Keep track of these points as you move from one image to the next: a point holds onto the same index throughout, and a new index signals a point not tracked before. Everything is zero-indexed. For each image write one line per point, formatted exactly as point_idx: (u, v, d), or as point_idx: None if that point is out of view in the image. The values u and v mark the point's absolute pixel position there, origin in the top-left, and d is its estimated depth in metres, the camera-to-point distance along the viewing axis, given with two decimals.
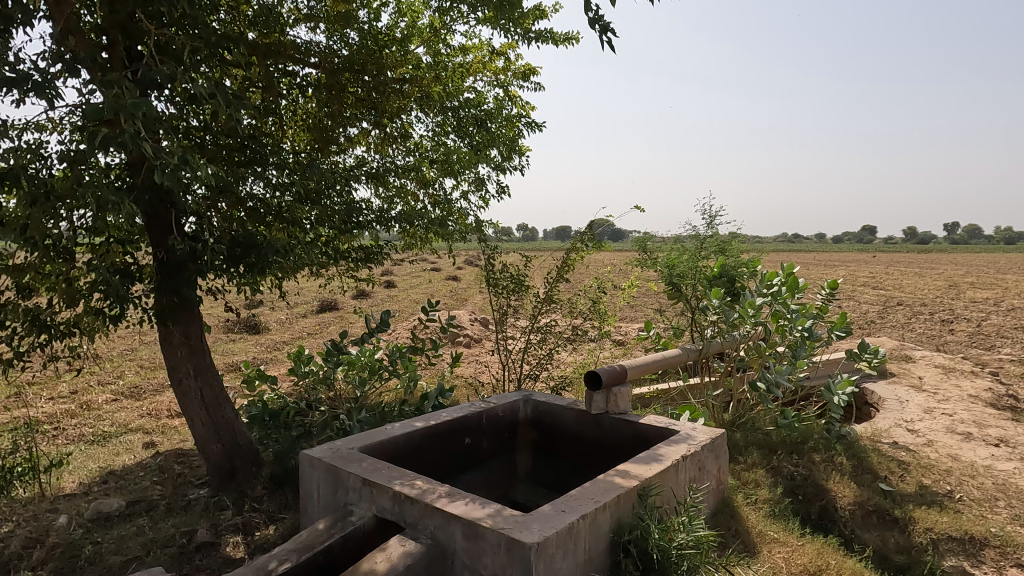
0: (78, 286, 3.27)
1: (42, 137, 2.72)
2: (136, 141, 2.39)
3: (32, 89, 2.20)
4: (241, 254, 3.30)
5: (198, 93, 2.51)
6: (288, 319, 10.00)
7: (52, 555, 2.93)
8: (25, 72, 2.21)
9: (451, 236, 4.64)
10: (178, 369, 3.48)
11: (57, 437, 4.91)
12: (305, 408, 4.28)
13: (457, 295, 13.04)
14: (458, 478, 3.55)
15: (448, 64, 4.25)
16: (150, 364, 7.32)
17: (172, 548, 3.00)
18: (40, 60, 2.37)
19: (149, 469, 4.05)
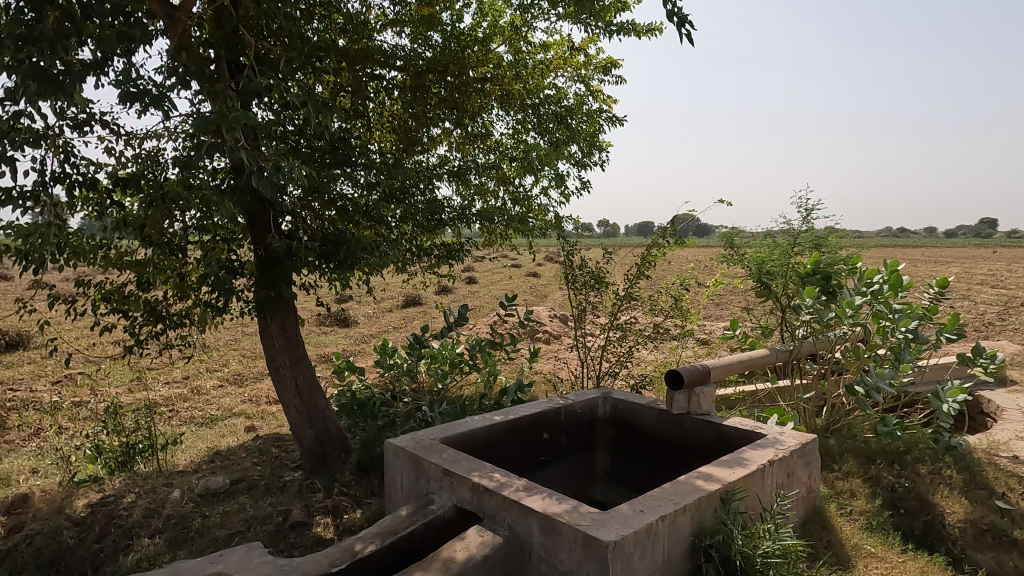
0: (189, 281, 3.57)
1: (160, 145, 3.00)
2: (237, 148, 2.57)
3: (152, 102, 2.42)
4: (331, 251, 3.47)
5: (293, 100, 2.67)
6: (375, 314, 10.44)
7: (167, 525, 3.23)
8: (144, 86, 2.43)
9: (530, 232, 4.64)
10: (275, 359, 3.73)
11: (172, 418, 5.38)
12: (389, 399, 4.45)
13: (538, 292, 13.08)
14: (537, 471, 3.59)
15: (529, 62, 4.27)
16: (252, 353, 7.87)
17: (269, 525, 3.21)
18: (158, 75, 2.60)
19: (250, 450, 4.35)
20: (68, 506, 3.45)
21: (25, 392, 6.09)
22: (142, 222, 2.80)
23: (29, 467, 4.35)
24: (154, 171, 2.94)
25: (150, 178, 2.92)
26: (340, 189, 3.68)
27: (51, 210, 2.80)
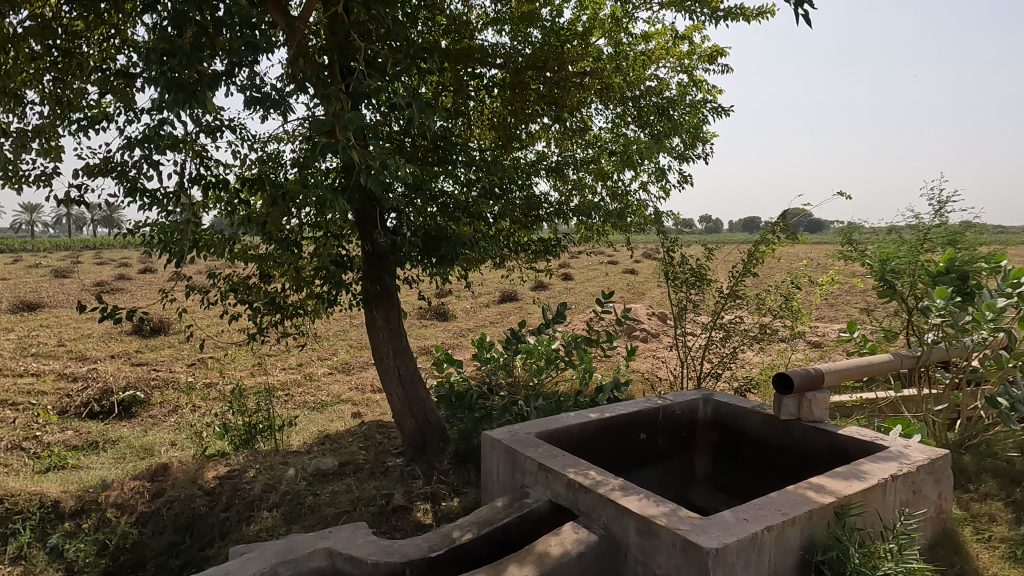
0: (305, 274, 3.82)
1: (280, 147, 3.23)
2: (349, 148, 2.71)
3: (273, 106, 2.60)
4: (433, 246, 3.59)
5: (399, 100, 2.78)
6: (472, 308, 10.68)
7: (283, 500, 3.48)
8: (267, 92, 2.62)
9: (628, 228, 4.56)
10: (380, 349, 3.91)
11: (288, 402, 5.80)
12: (486, 392, 4.54)
13: (635, 289, 12.82)
14: (633, 472, 3.52)
15: (630, 53, 4.17)
16: (358, 343, 8.32)
17: (373, 507, 3.38)
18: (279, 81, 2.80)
19: (356, 435, 4.60)
20: (200, 477, 3.81)
21: (166, 373, 6.80)
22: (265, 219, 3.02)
23: (169, 440, 4.86)
24: (275, 171, 3.17)
25: (272, 177, 3.15)
26: (441, 186, 3.71)
27: (188, 208, 3.09)
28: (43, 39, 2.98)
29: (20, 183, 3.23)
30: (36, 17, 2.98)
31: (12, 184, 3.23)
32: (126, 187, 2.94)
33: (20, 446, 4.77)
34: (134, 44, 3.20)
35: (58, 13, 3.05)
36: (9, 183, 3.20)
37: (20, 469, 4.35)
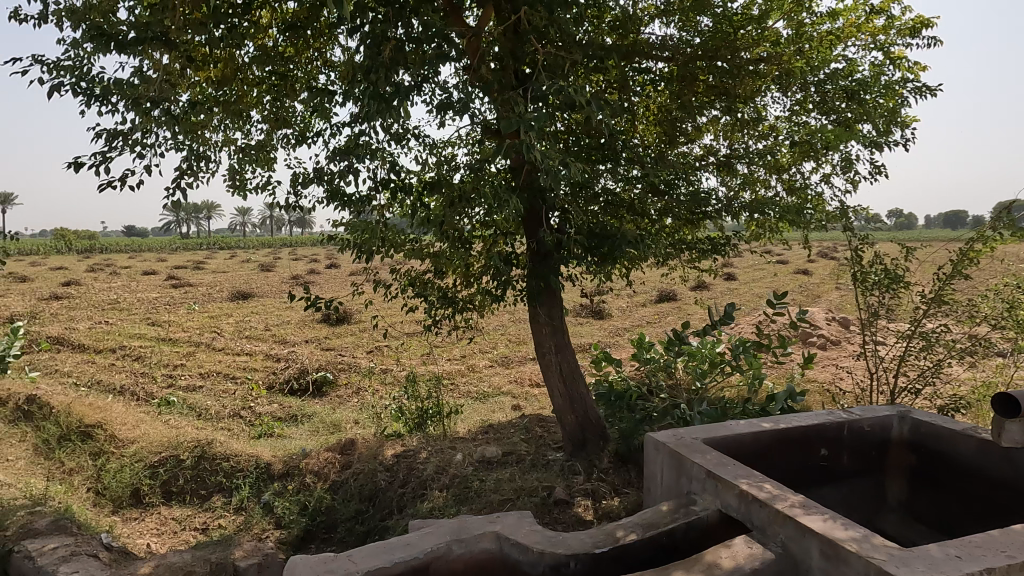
0: (474, 270, 4.02)
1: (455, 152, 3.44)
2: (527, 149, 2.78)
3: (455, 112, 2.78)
4: (597, 244, 3.61)
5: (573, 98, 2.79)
6: (629, 307, 10.54)
7: (452, 483, 3.71)
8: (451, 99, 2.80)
9: (806, 227, 4.15)
10: (543, 344, 4.01)
11: (454, 390, 6.18)
12: (647, 394, 4.45)
13: (809, 292, 11.76)
14: (811, 490, 3.24)
15: (812, 34, 3.83)
16: (516, 338, 8.59)
17: (536, 498, 3.47)
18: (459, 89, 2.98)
19: (517, 426, 4.74)
20: (381, 454, 4.19)
21: (349, 358, 7.58)
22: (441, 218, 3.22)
23: (353, 418, 5.41)
24: (450, 172, 3.39)
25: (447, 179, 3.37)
26: (602, 184, 3.76)
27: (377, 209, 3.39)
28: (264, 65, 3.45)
29: (244, 190, 3.78)
30: (258, 46, 3.45)
31: (239, 191, 3.79)
32: (327, 192, 3.31)
33: (239, 414, 5.60)
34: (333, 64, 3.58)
35: (274, 42, 3.52)
36: (237, 191, 3.75)
37: (240, 434, 5.11)
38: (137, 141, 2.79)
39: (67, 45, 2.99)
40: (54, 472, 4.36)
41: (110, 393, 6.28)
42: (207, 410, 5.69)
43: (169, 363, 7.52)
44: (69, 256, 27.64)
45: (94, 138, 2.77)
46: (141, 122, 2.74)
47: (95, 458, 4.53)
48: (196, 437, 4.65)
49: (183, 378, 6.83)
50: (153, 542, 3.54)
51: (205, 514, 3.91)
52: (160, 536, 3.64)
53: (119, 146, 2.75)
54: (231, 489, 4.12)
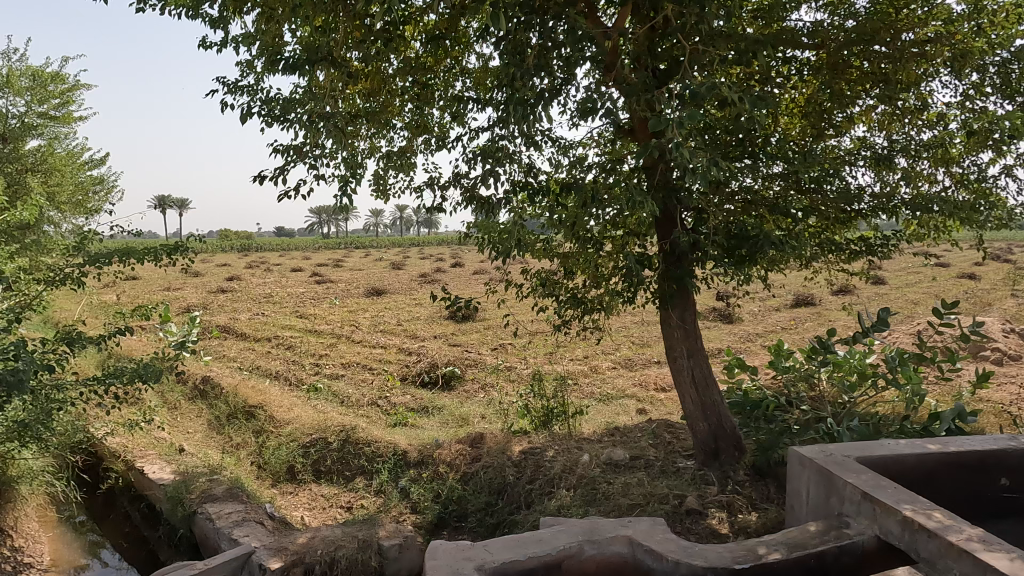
0: (604, 271, 3.98)
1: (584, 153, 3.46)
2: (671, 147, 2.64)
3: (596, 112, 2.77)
4: (735, 246, 3.44)
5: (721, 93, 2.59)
6: (761, 312, 9.94)
7: (579, 483, 3.70)
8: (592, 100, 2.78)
9: (982, 226, 3.66)
10: (674, 348, 3.88)
11: (577, 391, 6.18)
12: (786, 405, 4.16)
13: (977, 299, 10.40)
14: (988, 524, 2.87)
15: (993, 8, 3.38)
16: (639, 340, 8.41)
17: (666, 505, 3.37)
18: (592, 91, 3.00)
19: (644, 430, 4.64)
20: (509, 449, 4.28)
21: (475, 354, 7.82)
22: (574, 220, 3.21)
23: (480, 413, 5.58)
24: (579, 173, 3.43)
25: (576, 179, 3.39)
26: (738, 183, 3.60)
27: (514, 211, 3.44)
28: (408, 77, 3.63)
29: (385, 194, 4.01)
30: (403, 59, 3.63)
31: (381, 195, 4.02)
32: (467, 195, 3.41)
33: (376, 403, 5.99)
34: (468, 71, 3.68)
35: (417, 54, 3.67)
36: (379, 194, 3.98)
37: (378, 422, 5.46)
38: (308, 153, 3.05)
39: (243, 69, 3.32)
40: (225, 445, 4.93)
41: (267, 378, 6.99)
42: (349, 397, 6.14)
43: (315, 352, 8.22)
44: (231, 254, 31.11)
45: (273, 153, 3.05)
46: (311, 136, 3.00)
47: (257, 435, 5.06)
48: (341, 422, 5.04)
49: (328, 367, 7.43)
50: (307, 515, 3.89)
51: (350, 493, 4.23)
52: (311, 511, 3.99)
53: (294, 159, 3.02)
54: (372, 473, 4.42)
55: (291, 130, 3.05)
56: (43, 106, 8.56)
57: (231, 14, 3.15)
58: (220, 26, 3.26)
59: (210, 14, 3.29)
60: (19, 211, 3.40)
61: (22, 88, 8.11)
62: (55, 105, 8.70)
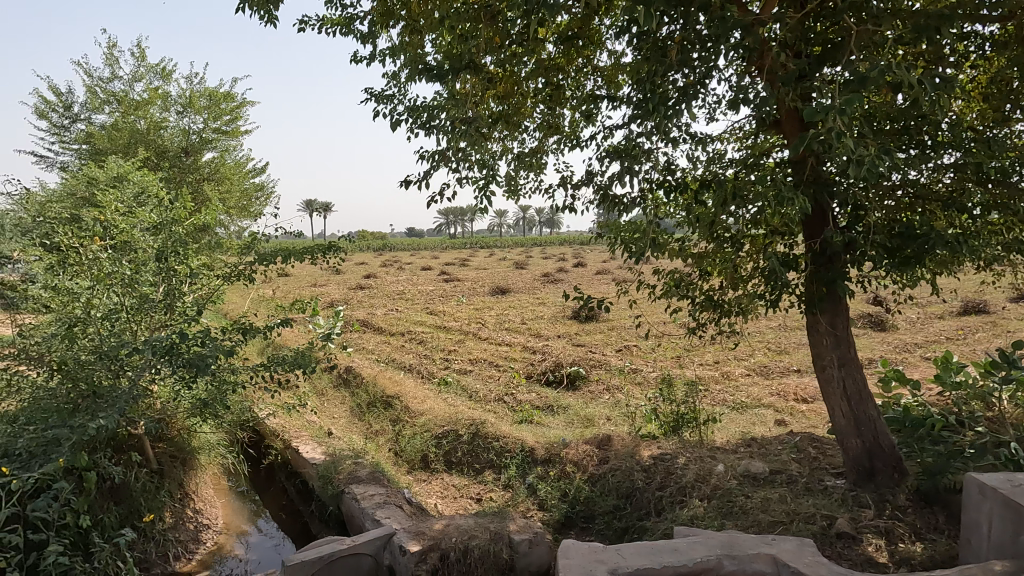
0: (743, 272, 3.75)
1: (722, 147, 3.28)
2: (836, 137, 2.31)
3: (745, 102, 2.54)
4: (899, 246, 3.09)
5: (897, 73, 2.24)
6: (921, 319, 8.91)
7: (714, 494, 3.53)
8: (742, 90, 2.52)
9: None
10: (822, 356, 3.57)
11: (708, 398, 5.91)
12: (956, 425, 3.69)
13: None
14: None
15: None
16: (776, 346, 7.87)
17: (813, 526, 3.12)
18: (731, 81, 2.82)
19: (785, 442, 4.32)
20: (637, 453, 4.18)
21: (600, 355, 7.75)
22: (713, 218, 3.06)
23: (606, 415, 5.51)
24: (716, 166, 3.27)
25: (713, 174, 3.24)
26: (901, 177, 3.24)
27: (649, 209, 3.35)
28: (539, 78, 3.47)
29: (517, 195, 3.91)
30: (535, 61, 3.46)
31: (513, 197, 3.92)
32: (600, 195, 3.35)
33: (503, 399, 6.13)
34: (601, 68, 3.43)
35: (549, 53, 3.47)
36: (511, 196, 3.88)
37: (504, 418, 5.59)
38: (450, 158, 3.18)
39: (388, 79, 3.53)
40: (366, 432, 5.29)
41: (402, 371, 7.41)
42: (477, 393, 6.34)
43: (445, 348, 8.58)
44: (368, 253, 33.40)
45: (418, 159, 3.21)
46: (453, 142, 3.12)
47: (394, 424, 5.37)
48: (471, 416, 5.21)
49: (457, 362, 7.73)
50: (440, 503, 4.06)
51: (480, 485, 4.37)
52: (444, 499, 4.17)
53: (438, 164, 3.16)
54: (500, 467, 4.53)
55: (434, 136, 3.19)
56: (217, 123, 9.72)
57: (379, 29, 3.35)
58: (368, 41, 3.48)
59: (361, 30, 3.53)
60: (204, 216, 3.88)
61: (201, 108, 9.26)
62: (226, 121, 9.84)
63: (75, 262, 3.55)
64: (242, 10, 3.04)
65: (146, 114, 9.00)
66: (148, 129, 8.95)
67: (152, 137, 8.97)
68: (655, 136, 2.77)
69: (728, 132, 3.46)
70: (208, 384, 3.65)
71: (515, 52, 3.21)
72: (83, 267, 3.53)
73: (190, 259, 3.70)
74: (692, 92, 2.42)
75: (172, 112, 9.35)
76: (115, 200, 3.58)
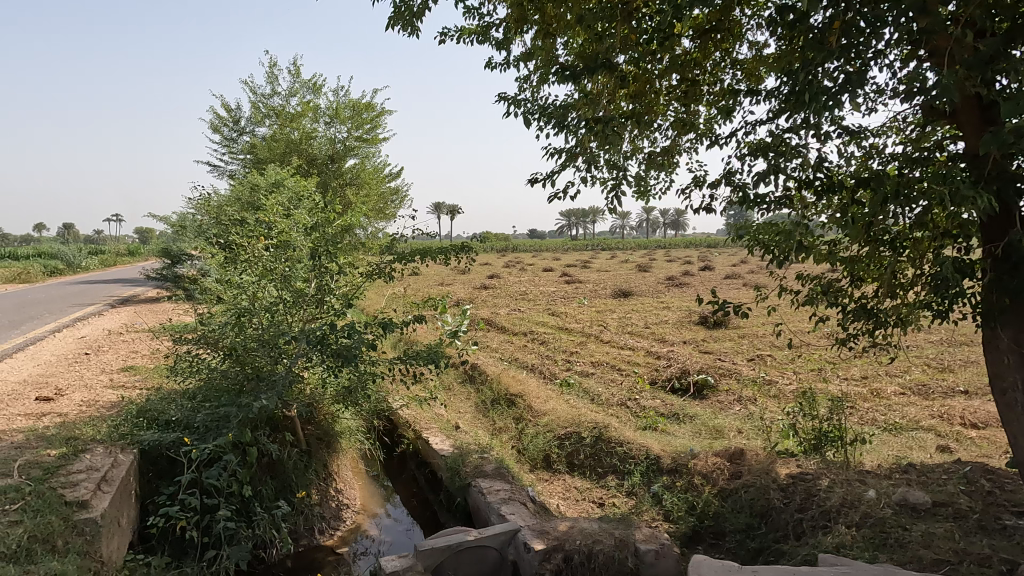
0: (905, 278, 3.36)
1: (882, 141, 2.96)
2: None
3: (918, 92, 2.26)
4: None
5: None
6: None
7: (864, 523, 3.20)
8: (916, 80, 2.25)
9: None
10: (1003, 377, 3.10)
11: (854, 416, 5.40)
12: None
13: None
14: None
15: None
16: (938, 363, 7.01)
17: (990, 571, 2.72)
18: (898, 68, 2.53)
19: (952, 471, 3.82)
20: (774, 470, 3.90)
21: (730, 364, 7.35)
22: (869, 219, 2.78)
23: (737, 427, 5.21)
24: (875, 162, 2.96)
25: (870, 171, 2.94)
26: None
27: (795, 209, 3.12)
28: (673, 75, 3.27)
29: (647, 195, 3.79)
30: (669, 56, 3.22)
31: (642, 197, 3.80)
32: (739, 195, 3.16)
33: (626, 404, 6.02)
34: (741, 60, 3.23)
35: (684, 48, 3.24)
36: (641, 197, 3.78)
37: (628, 423, 5.48)
38: (580, 157, 3.16)
39: (520, 83, 3.57)
40: (490, 428, 5.43)
41: (525, 370, 7.51)
42: (599, 396, 6.28)
43: (567, 349, 8.58)
44: (491, 253, 34.37)
45: (547, 159, 3.22)
46: (583, 141, 3.09)
47: (517, 422, 5.46)
48: (594, 420, 5.17)
49: (578, 364, 7.69)
50: (562, 504, 4.06)
51: (602, 490, 4.32)
52: (566, 501, 4.16)
53: (568, 163, 3.15)
54: (624, 473, 4.43)
55: (565, 136, 3.19)
56: (359, 131, 10.46)
57: (513, 34, 3.40)
58: (503, 47, 3.55)
59: (496, 37, 3.61)
60: (351, 219, 4.18)
61: (346, 118, 10.01)
62: (367, 130, 10.55)
63: (244, 259, 3.98)
64: (389, 25, 3.22)
65: (298, 125, 9.88)
66: (301, 139, 9.83)
67: (303, 146, 9.84)
68: (806, 130, 2.57)
69: (887, 125, 3.14)
70: (351, 374, 3.93)
71: (648, 49, 3.05)
72: (250, 263, 3.95)
73: (339, 257, 4.01)
74: (855, 80, 2.19)
75: (321, 123, 10.19)
76: (277, 204, 3.96)
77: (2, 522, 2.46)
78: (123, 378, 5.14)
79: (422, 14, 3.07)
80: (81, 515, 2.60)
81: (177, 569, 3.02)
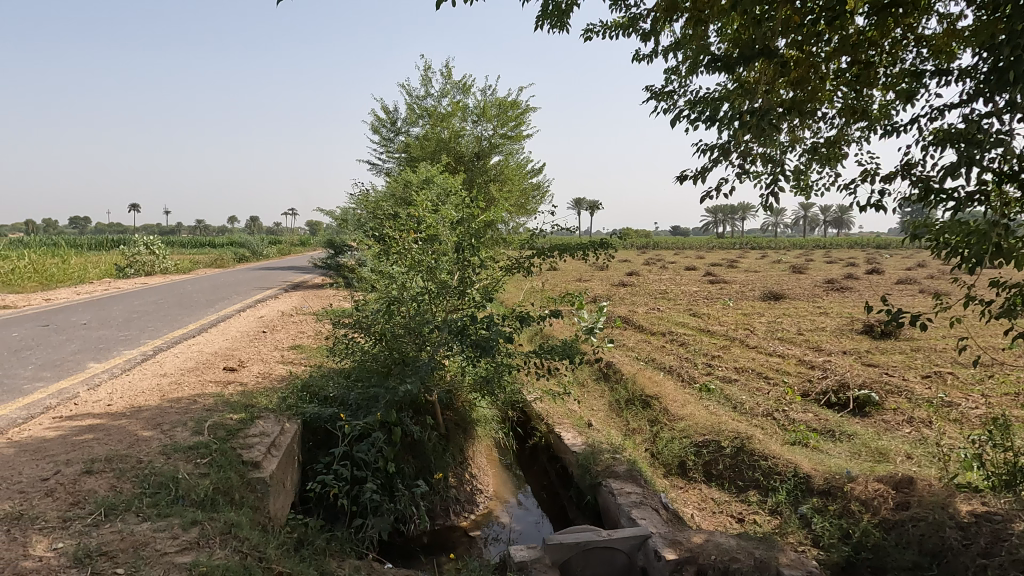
0: None
1: None
2: None
3: None
4: None
5: None
6: None
7: None
8: None
9: None
10: None
11: None
12: None
13: None
14: None
15: None
16: None
17: None
18: None
19: None
20: (952, 505, 3.37)
21: (899, 380, 6.54)
22: None
23: (906, 452, 4.63)
24: None
25: None
26: None
27: (993, 207, 2.67)
28: (842, 58, 2.93)
29: (808, 191, 3.47)
30: (839, 37, 2.88)
31: (803, 193, 3.49)
32: (920, 190, 2.79)
33: (773, 416, 5.59)
34: (927, 36, 2.83)
35: (857, 26, 2.89)
36: (799, 193, 3.47)
37: (774, 436, 5.09)
38: (732, 151, 2.98)
39: (668, 75, 3.45)
40: (624, 428, 5.34)
41: (662, 371, 7.28)
42: (742, 404, 5.91)
43: (708, 352, 8.19)
44: (632, 249, 33.75)
45: (697, 154, 3.07)
46: (735, 134, 2.91)
47: (653, 424, 5.31)
48: (736, 429, 4.86)
49: (720, 368, 7.31)
50: (697, 515, 3.88)
51: (742, 505, 4.07)
52: (701, 511, 3.97)
53: (720, 158, 2.97)
54: (768, 489, 4.15)
55: (716, 130, 3.02)
56: (505, 129, 10.74)
57: (662, 25, 3.29)
58: (650, 39, 3.45)
59: (644, 28, 3.52)
60: (495, 214, 4.31)
61: (493, 116, 10.37)
62: (512, 127, 10.80)
63: (396, 252, 4.27)
64: (538, 24, 3.26)
65: (449, 124, 10.42)
66: (450, 137, 10.33)
67: (452, 144, 10.35)
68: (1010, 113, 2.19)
69: None
70: (488, 365, 4.05)
71: (814, 30, 2.77)
72: (401, 256, 4.23)
73: (482, 252, 4.14)
74: None
75: (469, 122, 10.63)
76: (427, 201, 4.20)
77: (194, 473, 2.86)
78: (292, 355, 5.75)
79: (569, 11, 3.07)
80: (254, 474, 2.95)
81: (329, 532, 3.32)
